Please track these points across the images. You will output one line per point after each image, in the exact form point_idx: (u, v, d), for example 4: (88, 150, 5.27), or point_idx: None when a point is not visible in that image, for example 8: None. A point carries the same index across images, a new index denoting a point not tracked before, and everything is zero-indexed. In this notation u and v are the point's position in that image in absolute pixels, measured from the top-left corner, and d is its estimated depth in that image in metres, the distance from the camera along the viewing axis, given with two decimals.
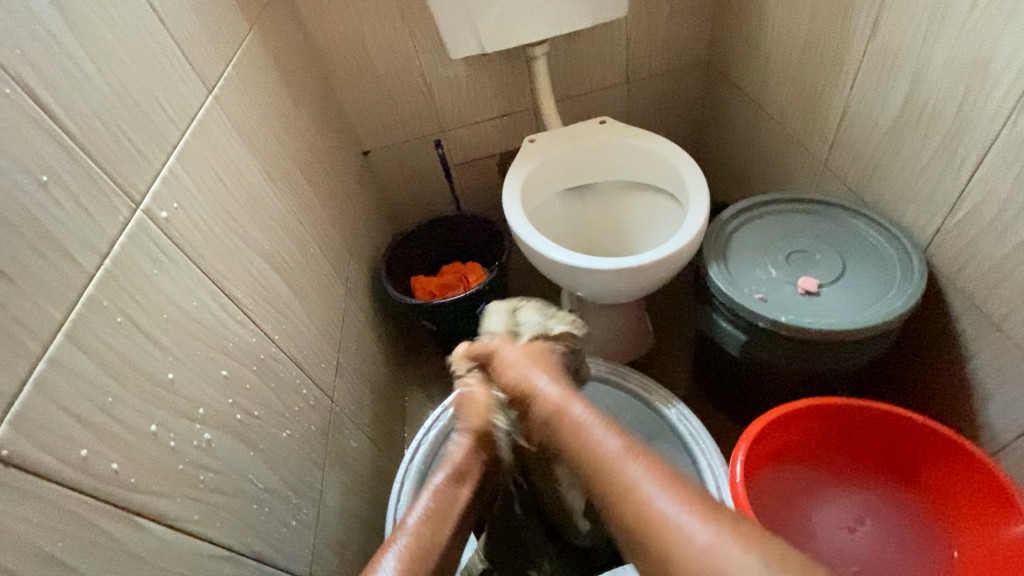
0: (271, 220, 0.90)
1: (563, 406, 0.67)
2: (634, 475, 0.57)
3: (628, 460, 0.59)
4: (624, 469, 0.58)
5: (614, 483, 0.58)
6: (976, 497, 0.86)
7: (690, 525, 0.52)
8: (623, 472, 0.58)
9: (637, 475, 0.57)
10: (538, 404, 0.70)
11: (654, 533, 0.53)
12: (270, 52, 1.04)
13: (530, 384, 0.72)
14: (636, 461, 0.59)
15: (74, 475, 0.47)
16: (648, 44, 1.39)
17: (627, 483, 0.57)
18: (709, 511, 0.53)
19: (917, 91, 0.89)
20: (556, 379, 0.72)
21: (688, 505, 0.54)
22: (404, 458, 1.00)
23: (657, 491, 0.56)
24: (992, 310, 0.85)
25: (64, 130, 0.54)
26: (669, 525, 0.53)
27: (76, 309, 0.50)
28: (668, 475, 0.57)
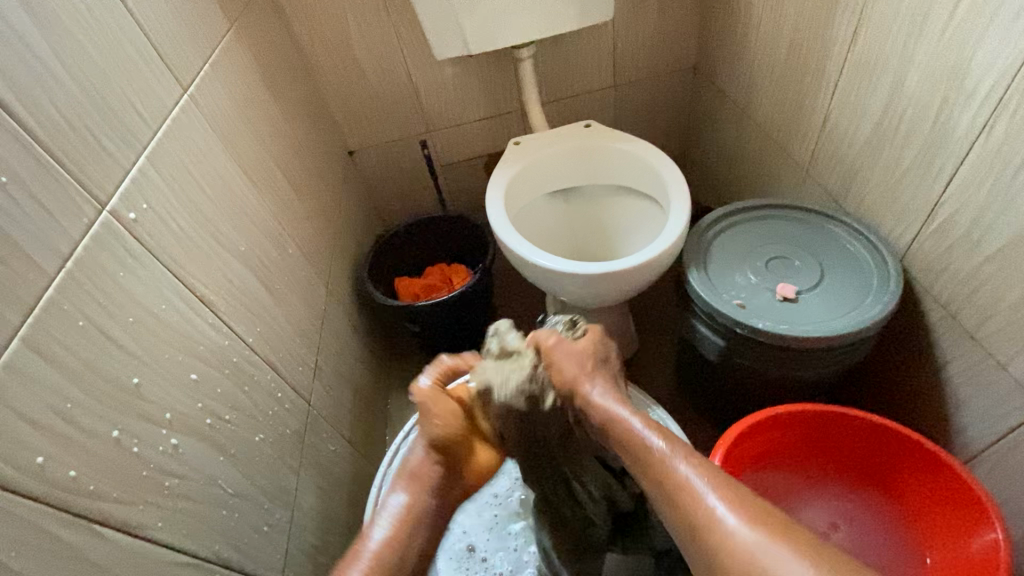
0: (248, 220, 0.89)
1: (613, 411, 0.67)
2: (688, 476, 0.59)
3: (680, 460, 0.60)
4: (676, 467, 0.60)
5: (664, 480, 0.60)
6: (949, 503, 0.86)
7: (739, 528, 0.54)
8: (677, 471, 0.60)
9: (689, 474, 0.59)
10: (587, 404, 0.70)
11: (710, 537, 0.55)
12: (251, 51, 1.03)
13: (578, 385, 0.71)
14: (691, 460, 0.60)
15: (30, 483, 0.46)
16: (634, 47, 1.39)
17: (683, 484, 0.59)
18: (757, 514, 0.55)
19: (896, 101, 0.89)
20: (603, 381, 0.72)
21: (740, 510, 0.55)
22: (382, 462, 0.99)
23: (716, 494, 0.57)
24: (966, 318, 0.86)
25: (25, 128, 0.52)
26: (723, 530, 0.54)
27: (35, 313, 0.49)
28: (721, 479, 0.59)
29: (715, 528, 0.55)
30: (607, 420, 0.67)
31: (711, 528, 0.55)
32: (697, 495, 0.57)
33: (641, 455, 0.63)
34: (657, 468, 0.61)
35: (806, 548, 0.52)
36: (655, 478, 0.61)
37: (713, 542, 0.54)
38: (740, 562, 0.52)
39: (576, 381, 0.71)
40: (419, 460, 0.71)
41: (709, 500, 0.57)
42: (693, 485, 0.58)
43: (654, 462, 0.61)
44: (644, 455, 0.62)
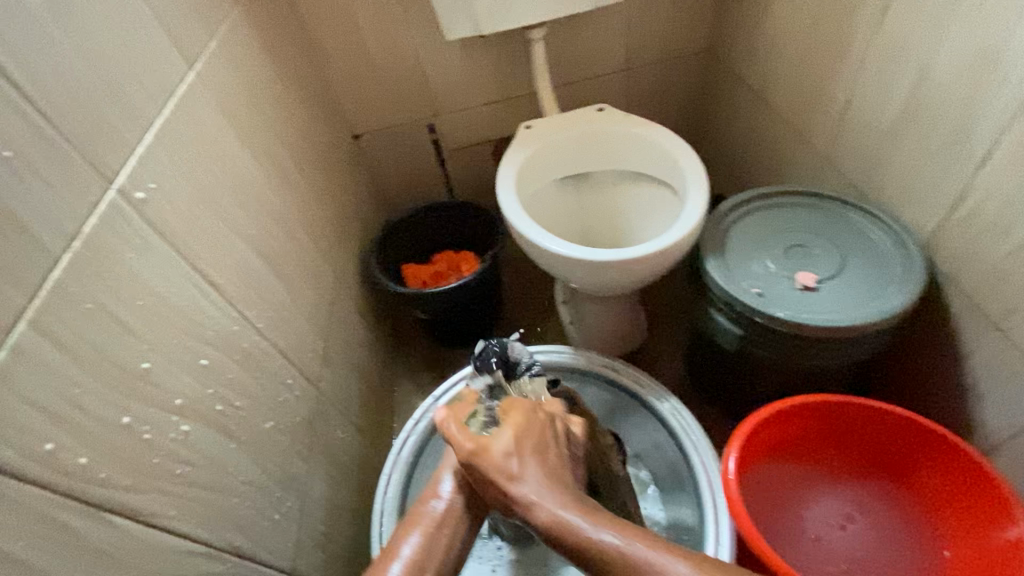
0: (255, 203, 0.87)
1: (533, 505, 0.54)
2: (602, 535, 0.50)
3: (579, 520, 0.51)
4: (586, 534, 0.51)
5: (585, 556, 0.50)
6: (969, 496, 0.85)
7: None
8: (595, 538, 0.50)
9: (605, 537, 0.50)
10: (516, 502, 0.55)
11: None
12: (256, 28, 1.00)
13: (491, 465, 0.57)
14: (588, 515, 0.52)
15: (39, 470, 0.45)
16: (648, 29, 1.35)
17: (599, 549, 0.50)
18: (679, 550, 0.49)
19: (924, 83, 0.86)
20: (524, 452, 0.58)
21: (669, 552, 0.49)
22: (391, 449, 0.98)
23: (641, 547, 0.49)
24: (991, 309, 0.84)
25: (27, 100, 0.50)
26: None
27: (42, 294, 0.47)
28: (614, 521, 0.52)
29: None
30: (511, 498, 0.55)
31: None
32: (626, 565, 0.48)
33: (548, 531, 0.52)
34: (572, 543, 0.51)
35: None
36: (574, 555, 0.51)
37: None
38: None
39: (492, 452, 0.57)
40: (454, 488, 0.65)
41: (637, 556, 0.49)
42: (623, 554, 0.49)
43: (564, 535, 0.51)
44: (552, 527, 0.52)
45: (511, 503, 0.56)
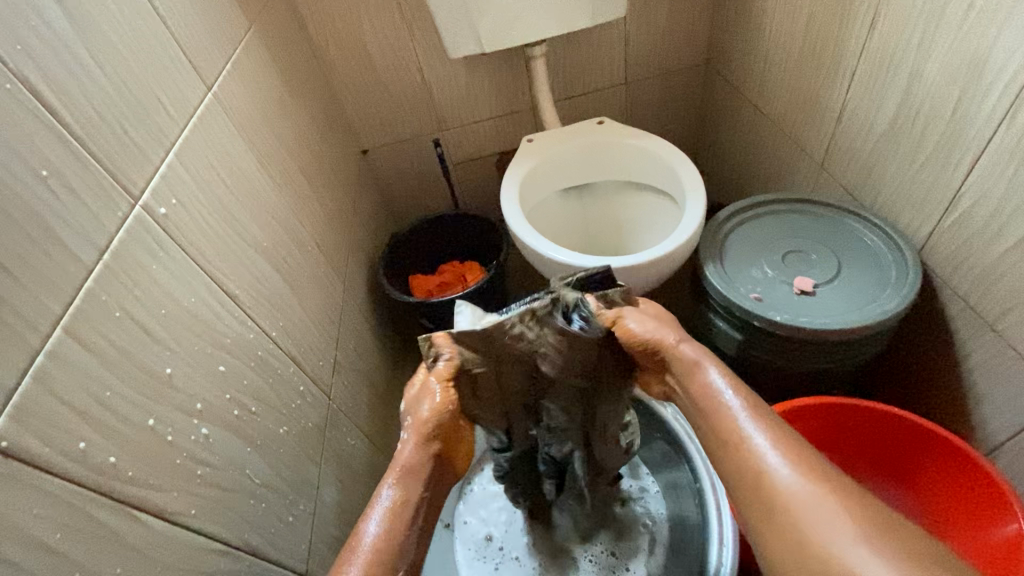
0: (269, 216, 0.90)
1: (696, 371, 0.63)
2: (791, 483, 0.51)
3: (774, 459, 0.53)
4: (772, 470, 0.53)
5: (763, 490, 0.53)
6: (970, 494, 0.86)
7: (864, 563, 0.45)
8: (787, 486, 0.51)
9: (793, 483, 0.51)
10: (684, 376, 0.64)
11: (810, 557, 0.48)
12: (269, 50, 1.04)
13: (664, 342, 0.65)
14: (786, 456, 0.53)
15: (73, 468, 0.47)
16: (646, 43, 1.39)
17: (782, 493, 0.51)
18: (887, 535, 0.47)
19: (913, 93, 0.89)
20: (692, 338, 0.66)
21: (855, 528, 0.47)
22: None
23: (829, 507, 0.49)
24: (986, 310, 0.85)
25: (62, 123, 0.54)
26: (828, 550, 0.47)
27: (76, 302, 0.51)
28: (824, 480, 0.51)
29: (823, 556, 0.47)
30: (709, 405, 0.60)
31: (812, 545, 0.48)
32: (753, 444, 0.55)
33: (732, 447, 0.57)
34: (719, 410, 0.59)
35: (862, 515, 0.48)
36: (742, 475, 0.55)
37: (763, 488, 0.53)
38: (789, 516, 0.50)
39: (670, 341, 0.65)
40: (410, 450, 0.62)
41: (812, 510, 0.49)
42: (754, 438, 0.55)
43: (750, 462, 0.55)
44: (742, 457, 0.55)
45: (701, 414, 0.61)
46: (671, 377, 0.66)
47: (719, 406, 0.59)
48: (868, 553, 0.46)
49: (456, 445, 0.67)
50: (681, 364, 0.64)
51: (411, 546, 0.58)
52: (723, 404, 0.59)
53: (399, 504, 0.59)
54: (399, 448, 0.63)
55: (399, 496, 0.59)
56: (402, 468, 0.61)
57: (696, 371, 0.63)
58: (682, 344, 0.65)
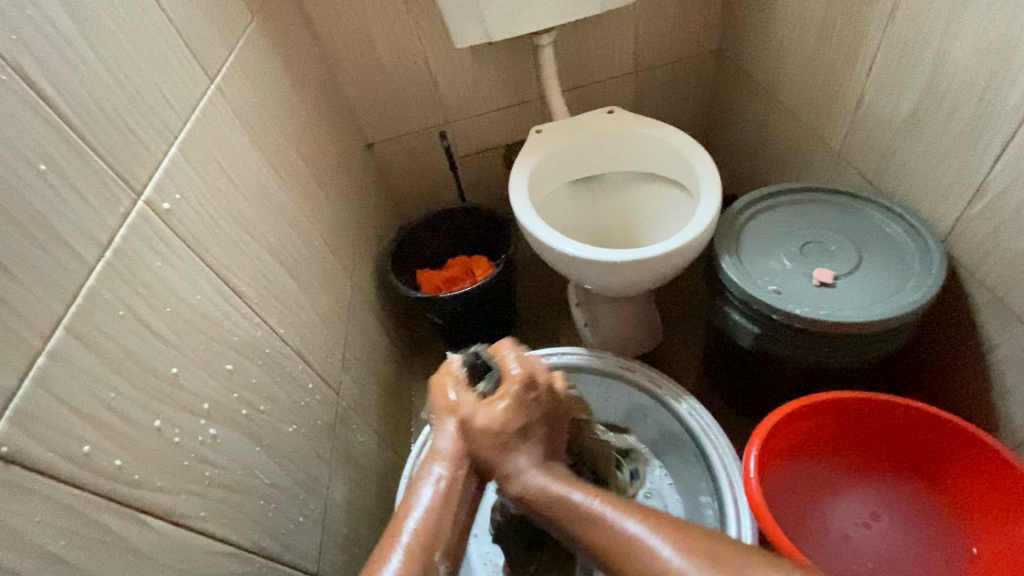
0: (274, 211, 0.88)
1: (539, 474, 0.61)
2: (669, 558, 0.48)
3: (638, 530, 0.51)
4: (654, 556, 0.48)
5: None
6: (996, 491, 0.84)
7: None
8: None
9: (671, 555, 0.48)
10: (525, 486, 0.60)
11: None
12: (271, 41, 1.02)
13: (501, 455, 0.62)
14: (646, 524, 0.51)
15: (77, 472, 0.46)
16: (657, 30, 1.36)
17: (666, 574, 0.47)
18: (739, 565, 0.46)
19: (938, 76, 0.86)
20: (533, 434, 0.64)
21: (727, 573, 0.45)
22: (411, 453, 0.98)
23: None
24: (1015, 302, 0.83)
25: (60, 115, 0.52)
26: None
27: (77, 301, 0.49)
28: (671, 528, 0.50)
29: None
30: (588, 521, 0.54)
31: None
32: (628, 534, 0.51)
33: (609, 547, 0.52)
34: (585, 517, 0.55)
35: (682, 537, 0.49)
36: (637, 572, 0.49)
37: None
38: None
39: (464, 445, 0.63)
40: (448, 443, 0.63)
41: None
42: (627, 528, 0.51)
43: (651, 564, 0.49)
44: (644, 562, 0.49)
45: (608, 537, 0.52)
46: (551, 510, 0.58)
47: (574, 510, 0.56)
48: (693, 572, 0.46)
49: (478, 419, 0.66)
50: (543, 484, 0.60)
51: (450, 530, 0.59)
52: (574, 504, 0.56)
53: (445, 484, 0.61)
54: (437, 438, 0.64)
55: (443, 476, 0.61)
56: (435, 452, 0.63)
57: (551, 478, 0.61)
58: (518, 456, 0.62)
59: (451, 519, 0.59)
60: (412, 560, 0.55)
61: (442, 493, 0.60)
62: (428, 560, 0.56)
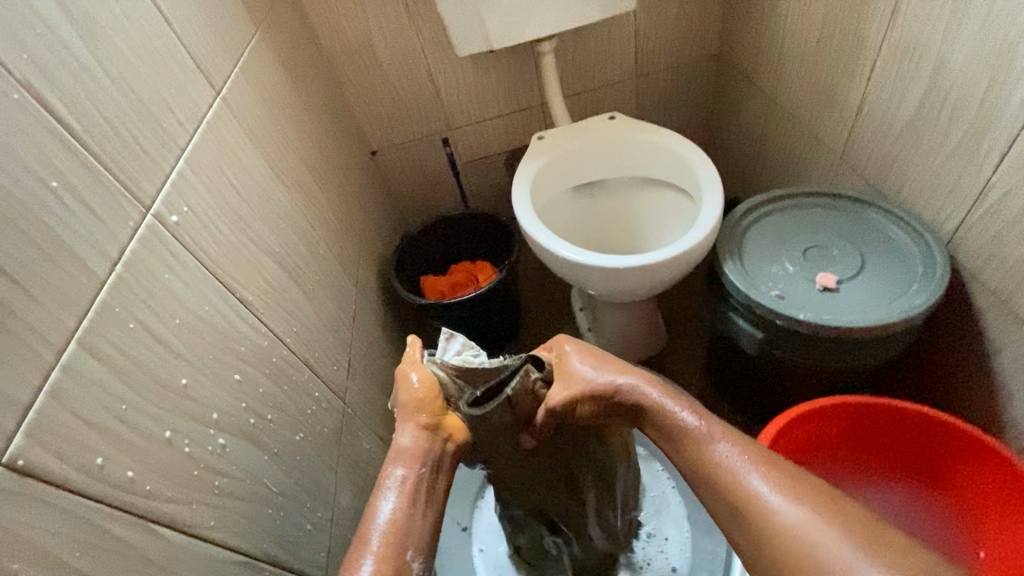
0: (280, 221, 0.89)
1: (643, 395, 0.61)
2: (786, 509, 0.50)
3: (761, 483, 0.53)
4: (768, 502, 0.51)
5: (764, 522, 0.51)
6: (1003, 496, 0.84)
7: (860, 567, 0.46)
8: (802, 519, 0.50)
9: (790, 509, 0.50)
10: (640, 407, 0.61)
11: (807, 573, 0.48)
12: (276, 53, 1.03)
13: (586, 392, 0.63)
14: (772, 481, 0.53)
15: (90, 483, 0.47)
16: (657, 36, 1.36)
17: (778, 520, 0.50)
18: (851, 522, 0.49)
19: (938, 81, 0.86)
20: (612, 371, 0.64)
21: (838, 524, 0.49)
22: None
23: (822, 526, 0.49)
24: (1018, 305, 0.83)
25: (70, 132, 0.53)
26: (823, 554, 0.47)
27: (90, 315, 0.50)
28: (805, 495, 0.52)
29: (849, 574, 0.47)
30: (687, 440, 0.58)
31: (815, 560, 0.47)
32: (738, 472, 0.54)
33: (724, 482, 0.54)
34: (693, 442, 0.57)
35: (813, 501, 0.51)
36: (740, 506, 0.53)
37: (758, 515, 0.51)
38: (794, 542, 0.49)
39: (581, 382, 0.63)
40: (407, 440, 0.59)
41: (822, 537, 0.48)
42: (737, 465, 0.54)
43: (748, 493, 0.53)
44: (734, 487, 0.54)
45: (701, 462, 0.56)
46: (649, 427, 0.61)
47: (688, 434, 0.58)
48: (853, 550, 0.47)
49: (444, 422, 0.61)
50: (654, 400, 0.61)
51: (416, 525, 0.54)
52: (687, 428, 0.58)
53: (404, 484, 0.56)
54: (396, 436, 0.60)
55: (401, 476, 0.56)
56: (396, 452, 0.58)
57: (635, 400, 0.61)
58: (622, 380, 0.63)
59: (413, 520, 0.54)
60: (384, 561, 0.51)
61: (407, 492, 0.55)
62: (398, 560, 0.52)
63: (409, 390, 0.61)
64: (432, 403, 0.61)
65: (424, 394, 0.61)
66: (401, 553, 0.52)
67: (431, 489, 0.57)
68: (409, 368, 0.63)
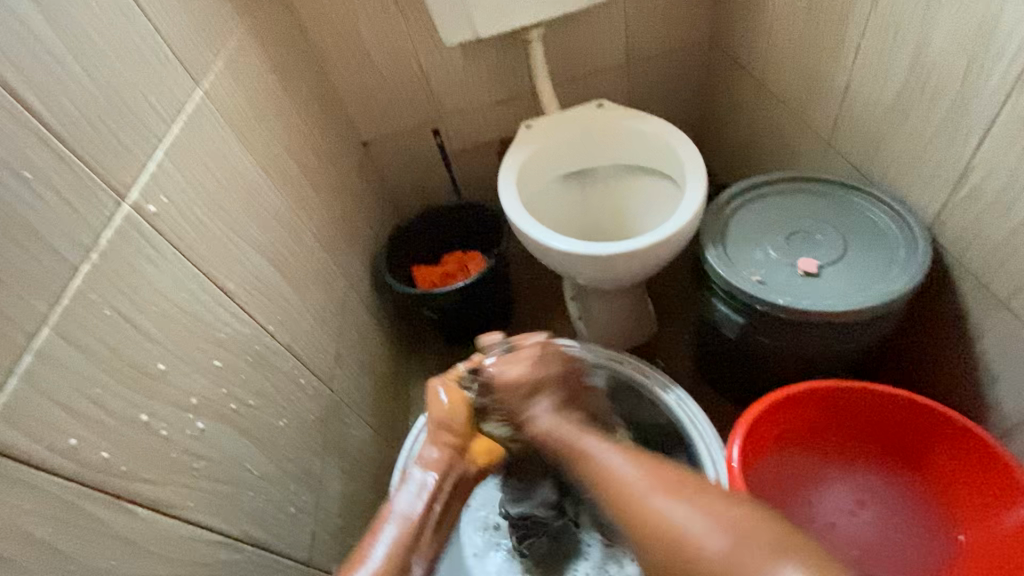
0: (264, 210, 0.91)
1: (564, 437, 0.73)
2: (630, 475, 0.63)
3: (619, 460, 0.65)
4: (627, 481, 0.62)
5: (632, 504, 0.60)
6: (981, 480, 0.85)
7: (710, 538, 0.54)
8: (657, 505, 0.58)
9: (628, 469, 0.64)
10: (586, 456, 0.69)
11: (682, 554, 0.54)
12: (261, 43, 1.04)
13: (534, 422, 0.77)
14: (643, 474, 0.62)
15: (65, 463, 0.48)
16: (647, 22, 1.35)
17: (628, 486, 0.62)
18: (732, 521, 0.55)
19: (921, 62, 0.85)
20: (555, 403, 0.78)
21: (696, 508, 0.57)
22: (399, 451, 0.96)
23: (675, 505, 0.58)
24: (999, 288, 0.82)
25: (42, 122, 0.54)
26: (687, 536, 0.55)
27: (63, 302, 0.51)
28: (660, 476, 0.62)
29: (688, 544, 0.54)
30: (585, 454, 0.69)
31: (679, 538, 0.55)
32: (611, 473, 0.64)
33: (630, 504, 0.60)
34: (581, 454, 0.69)
35: (675, 490, 0.60)
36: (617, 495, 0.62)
37: (637, 519, 0.58)
38: (655, 524, 0.57)
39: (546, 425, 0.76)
40: (432, 458, 0.79)
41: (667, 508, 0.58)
42: (609, 464, 0.65)
43: (611, 479, 0.64)
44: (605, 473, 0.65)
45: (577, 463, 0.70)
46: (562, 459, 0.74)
47: (580, 446, 0.70)
48: (710, 528, 0.54)
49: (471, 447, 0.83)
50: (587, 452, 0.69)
51: (426, 539, 0.72)
52: (587, 447, 0.69)
53: (416, 496, 0.75)
54: (428, 449, 0.81)
55: (420, 491, 0.76)
56: (425, 461, 0.79)
57: (575, 442, 0.72)
58: (542, 409, 0.78)
59: (419, 535, 0.71)
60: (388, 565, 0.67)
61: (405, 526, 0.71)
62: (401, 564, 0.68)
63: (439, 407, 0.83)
64: (459, 423, 0.82)
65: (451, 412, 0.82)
66: (408, 562, 0.69)
67: (451, 503, 0.78)
68: (440, 390, 0.84)
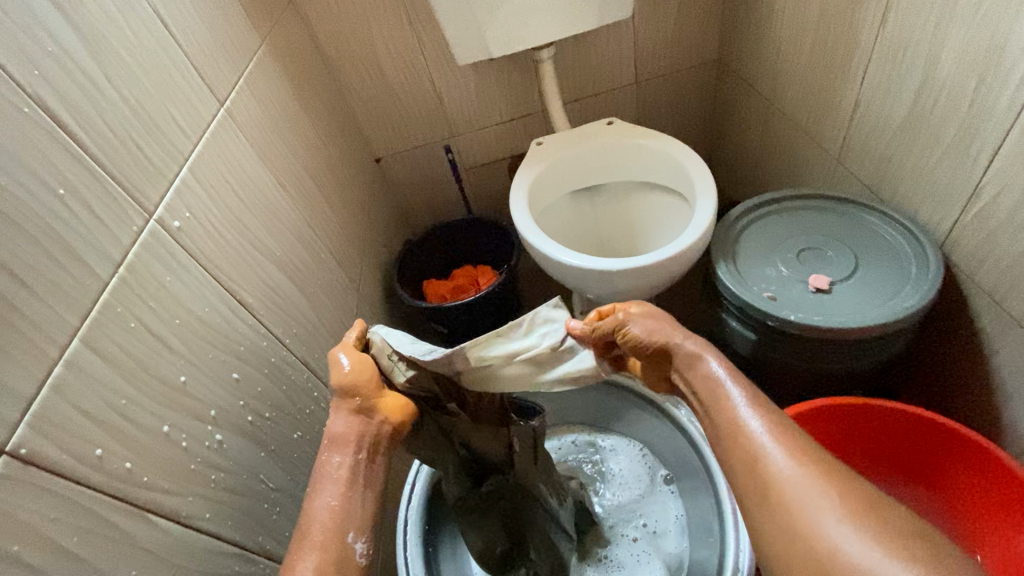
0: (282, 225, 0.92)
1: (686, 351, 0.66)
2: (786, 468, 0.53)
3: (769, 440, 0.55)
4: (767, 454, 0.54)
5: (764, 473, 0.54)
6: (1001, 499, 0.84)
7: (845, 539, 0.48)
8: (785, 476, 0.53)
9: (785, 467, 0.53)
10: (691, 373, 0.64)
11: (799, 541, 0.50)
12: (280, 64, 1.07)
13: (665, 341, 0.67)
14: (782, 443, 0.54)
15: (89, 473, 0.49)
16: (656, 41, 1.38)
17: (775, 477, 0.53)
18: (880, 531, 0.48)
19: (929, 83, 0.86)
20: (705, 346, 0.65)
21: (838, 508, 0.50)
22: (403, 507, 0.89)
23: (818, 491, 0.51)
24: (1013, 306, 0.82)
25: (77, 141, 0.56)
26: (816, 529, 0.50)
27: (92, 314, 0.53)
28: (811, 459, 0.53)
29: (808, 536, 0.50)
30: (709, 396, 0.61)
31: (803, 527, 0.50)
32: (747, 428, 0.57)
33: (750, 466, 0.55)
34: (715, 402, 0.61)
35: (820, 469, 0.53)
36: (757, 488, 0.54)
37: (761, 479, 0.54)
38: (781, 498, 0.52)
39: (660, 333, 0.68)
40: (334, 425, 0.61)
41: (797, 485, 0.52)
42: (748, 423, 0.57)
43: (740, 441, 0.57)
44: (733, 433, 0.58)
45: (688, 379, 0.65)
46: (676, 375, 0.67)
47: (715, 391, 0.61)
48: (849, 530, 0.49)
49: (379, 405, 0.62)
50: (696, 380, 0.64)
51: (358, 510, 0.57)
52: (720, 389, 0.61)
53: (340, 471, 0.58)
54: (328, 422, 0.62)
55: (335, 463, 0.59)
56: (331, 440, 0.60)
57: (697, 363, 0.64)
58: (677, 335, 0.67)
59: (355, 509, 0.57)
60: (326, 549, 0.54)
61: (342, 509, 0.56)
62: (341, 544, 0.55)
63: (340, 373, 0.62)
64: (365, 386, 0.62)
65: (355, 375, 0.62)
66: (346, 539, 0.55)
67: (372, 469, 0.60)
68: (342, 352, 0.64)
